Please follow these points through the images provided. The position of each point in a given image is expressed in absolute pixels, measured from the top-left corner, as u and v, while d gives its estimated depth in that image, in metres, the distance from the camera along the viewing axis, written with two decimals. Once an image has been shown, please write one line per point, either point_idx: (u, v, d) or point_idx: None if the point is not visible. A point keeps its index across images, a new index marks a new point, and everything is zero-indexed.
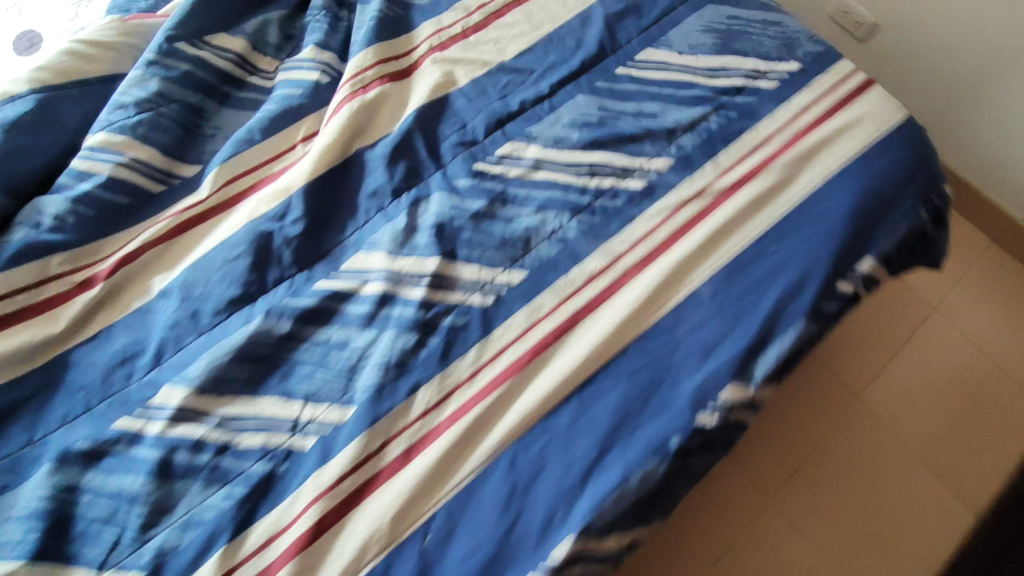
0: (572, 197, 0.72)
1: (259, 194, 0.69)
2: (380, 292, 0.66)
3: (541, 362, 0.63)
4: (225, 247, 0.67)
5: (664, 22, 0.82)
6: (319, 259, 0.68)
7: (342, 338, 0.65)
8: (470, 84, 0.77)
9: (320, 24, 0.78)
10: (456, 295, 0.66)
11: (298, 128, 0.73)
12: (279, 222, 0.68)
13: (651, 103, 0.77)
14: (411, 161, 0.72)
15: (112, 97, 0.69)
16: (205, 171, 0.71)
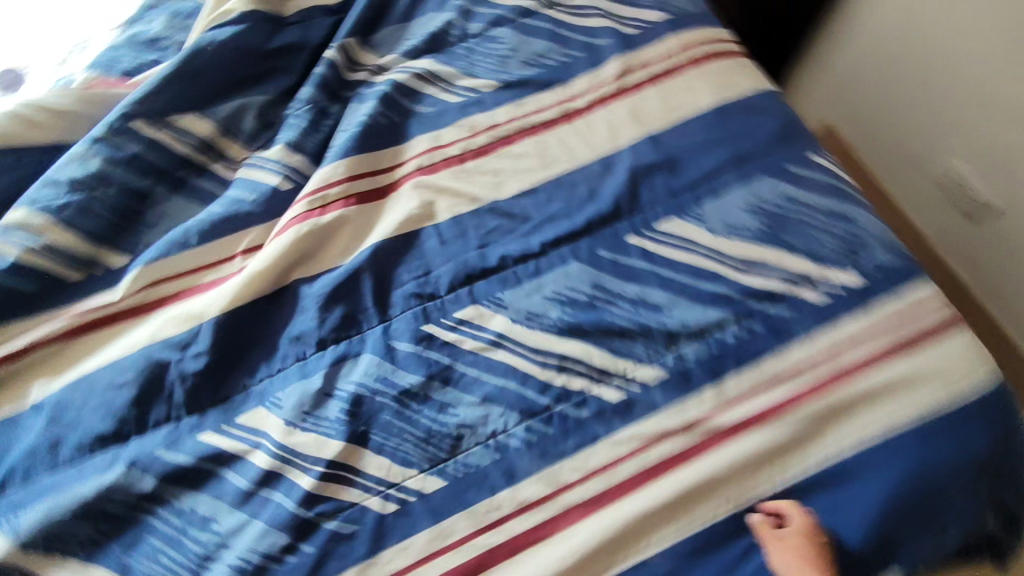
0: (529, 393, 0.59)
1: (173, 311, 0.60)
2: (264, 470, 0.55)
3: None
4: (114, 368, 0.58)
5: (700, 188, 0.68)
6: (214, 405, 0.58)
7: (208, 514, 0.54)
8: (450, 223, 0.65)
9: (300, 120, 0.68)
10: (350, 493, 0.55)
11: (240, 238, 0.63)
12: (181, 352, 0.58)
13: (657, 291, 0.64)
14: (352, 306, 0.61)
15: (48, 172, 0.62)
16: (129, 266, 0.62)
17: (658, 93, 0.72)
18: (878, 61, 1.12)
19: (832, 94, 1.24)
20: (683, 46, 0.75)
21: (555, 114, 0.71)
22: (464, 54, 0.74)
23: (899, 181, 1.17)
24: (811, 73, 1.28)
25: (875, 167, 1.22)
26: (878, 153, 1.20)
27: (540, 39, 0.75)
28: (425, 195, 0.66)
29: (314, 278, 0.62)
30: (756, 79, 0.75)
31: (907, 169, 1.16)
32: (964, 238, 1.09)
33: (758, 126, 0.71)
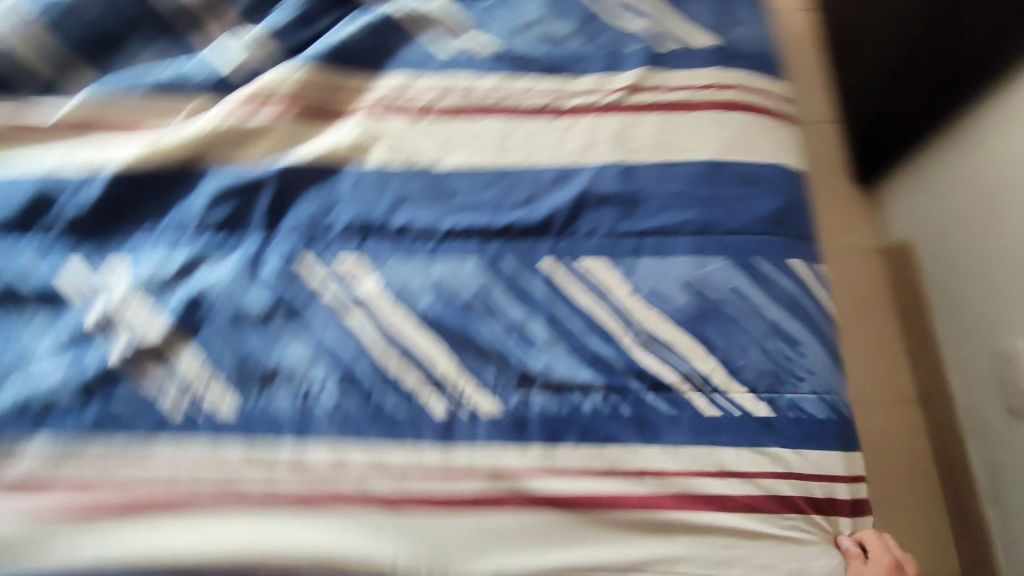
0: (362, 365, 0.57)
1: (91, 145, 0.62)
2: (93, 322, 0.57)
3: (166, 517, 0.52)
4: (18, 177, 0.60)
5: (646, 239, 0.60)
6: (86, 245, 0.59)
7: (32, 336, 0.57)
8: (376, 170, 0.63)
9: (286, 16, 0.68)
10: (154, 379, 0.56)
11: (180, 105, 0.64)
12: (75, 188, 0.60)
13: (541, 325, 0.58)
14: (243, 209, 0.61)
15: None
16: (81, 92, 0.65)
17: (658, 123, 0.64)
18: (963, 192, 0.88)
19: (925, 204, 0.97)
20: (713, 85, 0.65)
21: (540, 103, 0.65)
22: (482, 12, 0.70)
23: (963, 338, 0.91)
24: (908, 172, 1.01)
25: (941, 311, 0.95)
26: (949, 293, 0.94)
27: (566, 22, 0.69)
28: (367, 131, 0.63)
29: (224, 169, 0.62)
30: (778, 149, 0.64)
31: (975, 327, 0.89)
32: (1000, 440, 0.84)
33: (748, 201, 0.61)
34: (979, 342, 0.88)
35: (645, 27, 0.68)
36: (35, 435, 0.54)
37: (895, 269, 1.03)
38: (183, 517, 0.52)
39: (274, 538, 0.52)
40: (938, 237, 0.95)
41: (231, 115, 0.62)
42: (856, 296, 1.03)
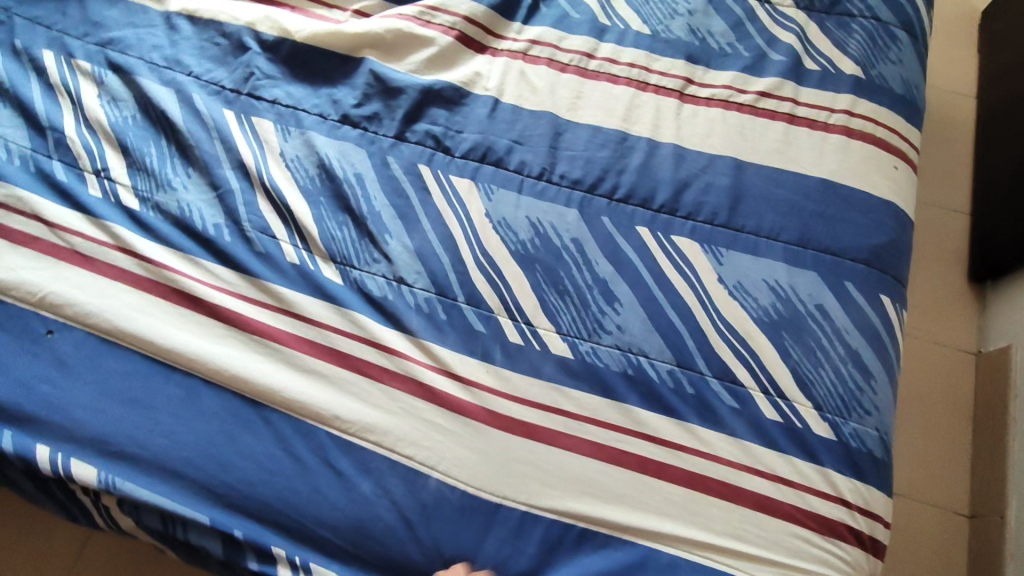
0: (451, 275, 0.60)
1: (278, 10, 0.70)
2: (243, 165, 0.63)
3: (260, 345, 0.58)
4: (217, 24, 0.69)
5: (742, 236, 0.61)
6: (249, 94, 0.66)
7: (194, 160, 0.63)
8: (508, 108, 0.67)
9: None
10: (280, 231, 0.61)
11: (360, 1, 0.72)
12: (259, 48, 0.68)
13: (626, 287, 0.59)
14: (384, 108, 0.66)
15: None
16: None
17: (782, 131, 0.65)
18: None
19: None
20: (847, 112, 0.66)
21: (673, 85, 0.68)
22: None
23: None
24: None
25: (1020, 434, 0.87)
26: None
27: (721, 20, 0.71)
28: (508, 71, 0.68)
29: (376, 63, 0.68)
30: (895, 190, 0.64)
31: None
32: None
33: (851, 226, 0.61)
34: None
35: (794, 42, 0.69)
36: (176, 243, 0.60)
37: (989, 375, 0.95)
38: (275, 350, 0.58)
39: (337, 398, 0.56)
40: None
41: (396, 23, 0.68)
42: (926, 390, 0.96)
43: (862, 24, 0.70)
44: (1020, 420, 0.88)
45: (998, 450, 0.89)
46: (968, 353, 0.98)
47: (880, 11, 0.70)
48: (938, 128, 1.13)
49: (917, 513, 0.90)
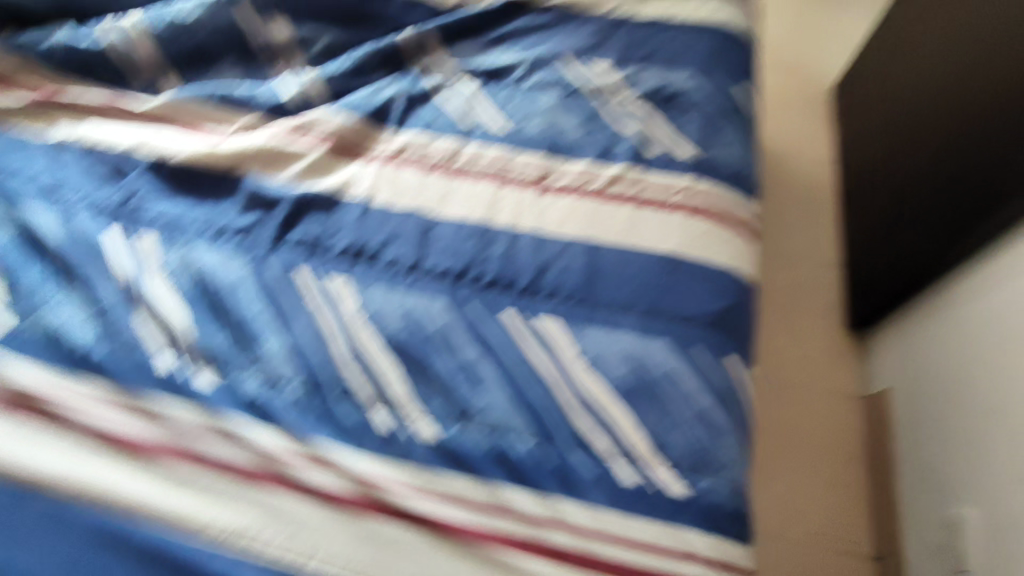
0: (325, 371, 0.63)
1: (162, 134, 0.77)
2: (122, 281, 0.67)
3: (132, 457, 0.60)
4: (100, 150, 0.74)
5: (600, 310, 0.66)
6: (130, 212, 0.71)
7: (73, 279, 0.67)
8: (381, 208, 0.72)
9: (342, 63, 0.81)
10: (157, 342, 0.64)
11: (241, 118, 0.79)
12: (141, 170, 0.73)
13: (491, 368, 0.63)
14: (264, 218, 0.71)
15: (163, 7, 0.81)
16: (165, 93, 0.81)
17: (630, 213, 0.72)
18: (945, 353, 0.90)
19: (907, 359, 0.98)
20: (687, 190, 0.73)
21: (532, 178, 0.74)
22: (506, 94, 0.81)
23: (917, 500, 0.90)
24: (898, 325, 1.03)
25: (904, 470, 0.94)
26: (913, 451, 0.93)
27: (573, 117, 0.79)
28: (380, 175, 0.74)
29: (255, 178, 0.74)
30: (736, 258, 0.70)
31: (930, 490, 0.88)
32: None
33: (697, 295, 0.67)
34: (931, 507, 0.87)
35: (638, 132, 0.78)
36: (50, 362, 0.63)
37: (871, 418, 1.02)
38: (145, 463, 0.59)
39: (206, 504, 0.57)
40: (912, 390, 0.96)
41: (273, 138, 0.75)
42: (823, 436, 1.01)
43: (695, 115, 0.79)
44: (904, 461, 0.94)
45: (889, 491, 0.95)
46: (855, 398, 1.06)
47: (709, 102, 0.80)
48: (806, 196, 1.26)
49: (829, 562, 0.92)
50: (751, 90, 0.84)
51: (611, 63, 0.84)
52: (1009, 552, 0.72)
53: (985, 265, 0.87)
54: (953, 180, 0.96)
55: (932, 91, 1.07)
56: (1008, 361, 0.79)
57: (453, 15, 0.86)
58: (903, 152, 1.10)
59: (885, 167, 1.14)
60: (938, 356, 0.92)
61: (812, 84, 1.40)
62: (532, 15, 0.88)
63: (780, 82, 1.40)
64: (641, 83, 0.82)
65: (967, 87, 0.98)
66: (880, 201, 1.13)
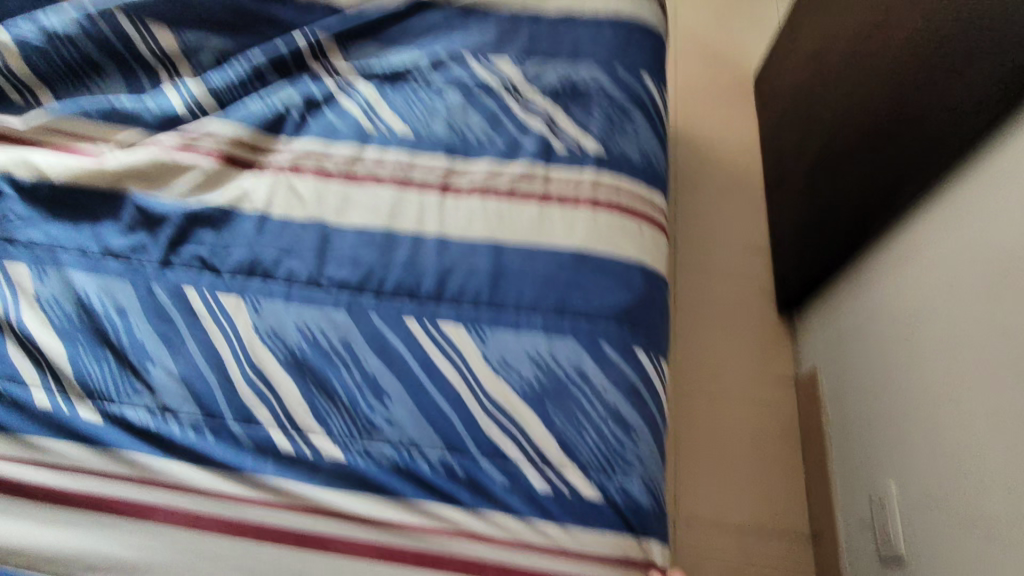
0: (219, 397, 0.60)
1: (37, 154, 0.72)
2: None
3: (5, 502, 0.55)
4: None
5: (505, 312, 0.64)
6: (2, 240, 0.66)
7: None
8: (277, 220, 0.70)
9: (233, 71, 0.77)
10: (33, 377, 0.60)
11: (127, 134, 0.75)
12: (14, 194, 0.69)
13: (394, 380, 0.61)
14: (149, 237, 0.67)
15: (38, 14, 0.77)
16: (45, 108, 0.76)
17: (536, 210, 0.70)
18: (868, 330, 0.91)
19: (835, 338, 0.99)
20: (592, 183, 0.72)
21: (435, 180, 0.73)
22: (407, 95, 0.79)
23: (846, 477, 0.91)
24: (824, 305, 1.05)
25: (833, 448, 0.95)
26: (841, 428, 0.94)
27: (476, 115, 0.77)
28: (275, 186, 0.72)
29: (140, 194, 0.69)
30: (643, 251, 0.69)
31: (856, 466, 0.89)
32: None
33: (603, 289, 0.65)
34: (857, 483, 0.88)
35: (542, 128, 0.76)
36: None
37: (805, 400, 1.03)
38: (17, 508, 0.55)
39: (86, 546, 0.54)
40: (838, 369, 0.97)
41: (157, 153, 0.71)
42: (755, 421, 1.03)
43: (600, 108, 0.78)
44: (835, 439, 0.95)
45: (824, 470, 0.94)
46: (787, 381, 1.07)
47: (613, 93, 0.79)
48: (729, 184, 1.27)
49: (765, 545, 0.93)
50: (658, 79, 0.84)
51: (513, 59, 0.82)
52: (930, 521, 0.73)
53: (899, 242, 0.88)
54: (863, 161, 0.98)
55: (840, 72, 1.09)
56: (919, 335, 0.80)
57: (350, 16, 0.83)
58: (819, 135, 1.12)
59: (804, 150, 1.16)
60: (860, 334, 0.93)
61: (733, 74, 1.42)
62: (434, 15, 0.86)
63: (704, 72, 1.41)
64: (545, 78, 0.80)
65: (869, 68, 1.00)
66: (802, 184, 1.14)
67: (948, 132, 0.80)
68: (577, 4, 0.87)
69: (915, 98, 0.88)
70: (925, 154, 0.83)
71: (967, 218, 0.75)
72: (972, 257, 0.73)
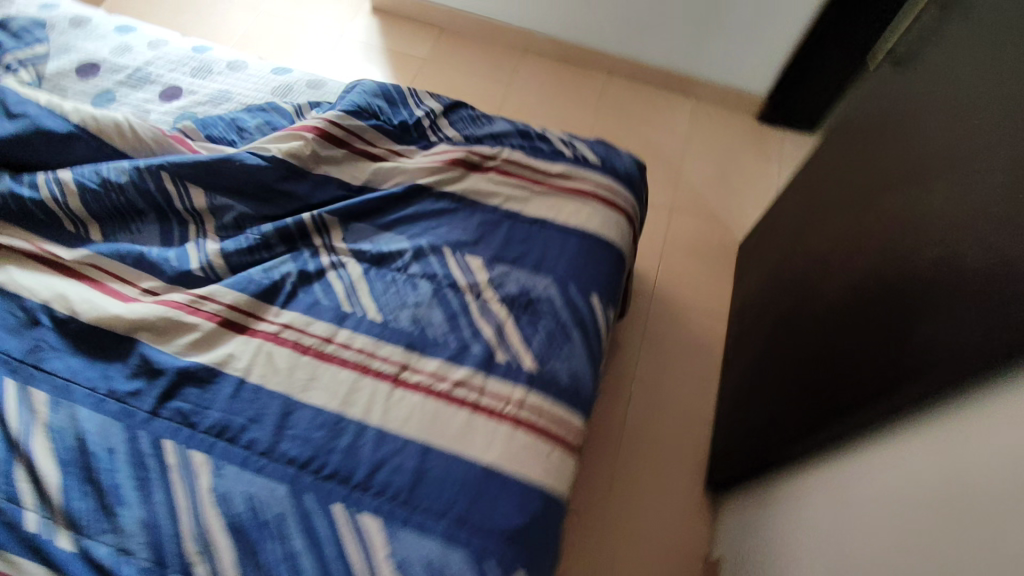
0: (169, 549, 0.73)
1: (77, 288, 0.88)
2: (11, 436, 0.77)
3: None
4: (21, 300, 0.85)
5: (415, 514, 0.76)
6: (34, 367, 0.82)
7: None
8: (252, 386, 0.83)
9: (246, 239, 0.92)
10: (30, 501, 0.75)
11: (149, 280, 0.90)
12: (53, 326, 0.85)
13: (311, 561, 0.73)
14: (146, 385, 0.82)
15: (102, 165, 0.93)
16: (92, 244, 0.92)
17: (466, 418, 0.82)
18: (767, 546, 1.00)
19: (741, 536, 1.09)
20: (520, 402, 0.84)
21: (390, 370, 0.85)
22: (386, 281, 0.92)
23: None
24: (743, 501, 1.13)
25: None
26: None
27: (439, 312, 0.90)
28: (257, 353, 0.85)
29: (148, 345, 0.84)
30: (547, 474, 0.80)
31: None
32: None
33: (501, 510, 0.76)
34: None
35: (491, 335, 0.89)
36: None
37: None
38: None
39: None
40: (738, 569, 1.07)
41: (170, 310, 0.85)
42: None
43: (545, 325, 0.90)
44: None
45: None
46: (698, 557, 1.17)
47: (560, 313, 0.91)
48: (692, 352, 1.37)
49: None
50: (607, 299, 0.94)
51: (484, 261, 0.95)
52: None
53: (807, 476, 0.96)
54: (801, 375, 1.01)
55: (798, 280, 1.15)
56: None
57: (356, 199, 0.97)
58: (784, 320, 1.15)
59: (770, 330, 1.19)
60: (761, 546, 1.02)
61: (723, 240, 1.52)
62: (429, 202, 0.99)
63: (695, 236, 1.53)
64: (507, 285, 0.93)
65: (833, 281, 1.02)
66: (745, 372, 1.23)
67: (842, 406, 0.86)
68: (552, 215, 0.99)
69: (850, 340, 0.90)
70: (836, 406, 0.87)
71: (868, 492, 0.80)
72: (846, 531, 0.82)
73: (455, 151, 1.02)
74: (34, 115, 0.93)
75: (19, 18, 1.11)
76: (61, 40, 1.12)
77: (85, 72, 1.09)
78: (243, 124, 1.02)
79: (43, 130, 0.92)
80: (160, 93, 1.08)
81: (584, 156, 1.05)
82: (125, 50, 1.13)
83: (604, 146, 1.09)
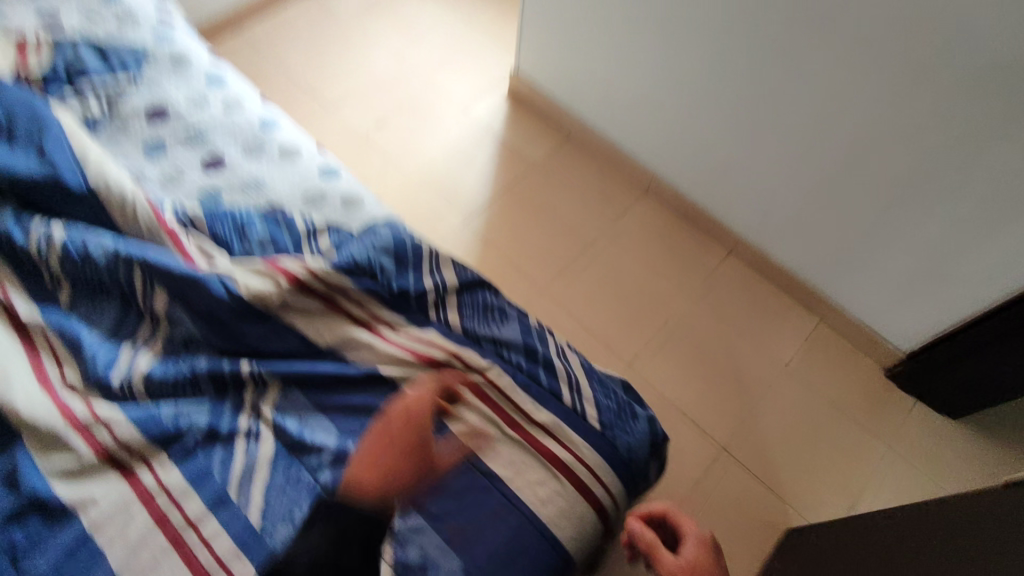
0: None
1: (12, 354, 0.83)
2: None
3: None
4: None
5: None
6: None
7: None
8: (93, 546, 0.74)
9: (176, 369, 0.83)
10: None
11: (74, 373, 0.85)
12: None
13: None
14: (0, 496, 0.75)
15: (94, 234, 0.90)
16: (53, 309, 0.88)
17: None
18: None
19: None
20: None
21: None
22: (288, 478, 0.79)
23: None
24: None
25: None
26: None
27: None
28: (119, 507, 0.77)
29: (24, 454, 0.77)
30: None
31: None
32: None
33: None
34: None
35: None
36: None
37: None
38: None
39: None
40: None
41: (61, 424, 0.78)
42: None
43: None
44: None
45: None
46: None
47: None
48: None
49: None
50: None
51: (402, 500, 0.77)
52: None
53: None
54: None
55: None
56: None
57: (307, 365, 0.84)
58: None
59: None
60: None
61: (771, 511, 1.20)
62: (383, 396, 0.84)
63: (739, 490, 1.22)
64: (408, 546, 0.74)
65: None
66: None
67: None
68: (508, 474, 0.79)
69: None
70: None
71: None
72: None
73: (439, 346, 0.87)
74: (62, 166, 0.91)
75: (126, 42, 1.12)
76: (148, 74, 1.10)
77: (155, 115, 1.06)
78: (250, 232, 0.94)
79: (64, 185, 0.90)
80: (206, 159, 1.03)
81: (585, 410, 0.84)
82: (195, 105, 1.09)
83: (621, 403, 0.88)
